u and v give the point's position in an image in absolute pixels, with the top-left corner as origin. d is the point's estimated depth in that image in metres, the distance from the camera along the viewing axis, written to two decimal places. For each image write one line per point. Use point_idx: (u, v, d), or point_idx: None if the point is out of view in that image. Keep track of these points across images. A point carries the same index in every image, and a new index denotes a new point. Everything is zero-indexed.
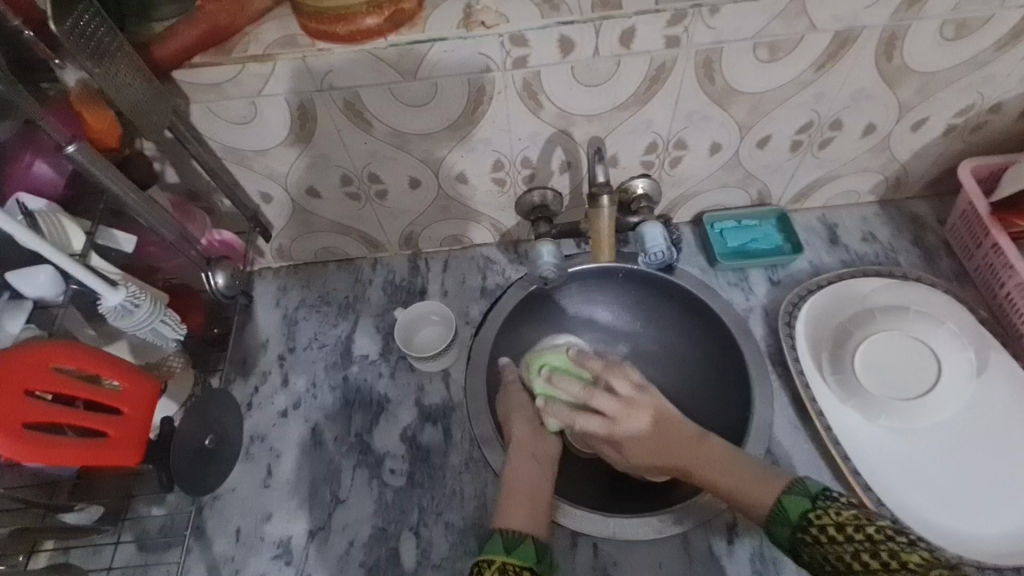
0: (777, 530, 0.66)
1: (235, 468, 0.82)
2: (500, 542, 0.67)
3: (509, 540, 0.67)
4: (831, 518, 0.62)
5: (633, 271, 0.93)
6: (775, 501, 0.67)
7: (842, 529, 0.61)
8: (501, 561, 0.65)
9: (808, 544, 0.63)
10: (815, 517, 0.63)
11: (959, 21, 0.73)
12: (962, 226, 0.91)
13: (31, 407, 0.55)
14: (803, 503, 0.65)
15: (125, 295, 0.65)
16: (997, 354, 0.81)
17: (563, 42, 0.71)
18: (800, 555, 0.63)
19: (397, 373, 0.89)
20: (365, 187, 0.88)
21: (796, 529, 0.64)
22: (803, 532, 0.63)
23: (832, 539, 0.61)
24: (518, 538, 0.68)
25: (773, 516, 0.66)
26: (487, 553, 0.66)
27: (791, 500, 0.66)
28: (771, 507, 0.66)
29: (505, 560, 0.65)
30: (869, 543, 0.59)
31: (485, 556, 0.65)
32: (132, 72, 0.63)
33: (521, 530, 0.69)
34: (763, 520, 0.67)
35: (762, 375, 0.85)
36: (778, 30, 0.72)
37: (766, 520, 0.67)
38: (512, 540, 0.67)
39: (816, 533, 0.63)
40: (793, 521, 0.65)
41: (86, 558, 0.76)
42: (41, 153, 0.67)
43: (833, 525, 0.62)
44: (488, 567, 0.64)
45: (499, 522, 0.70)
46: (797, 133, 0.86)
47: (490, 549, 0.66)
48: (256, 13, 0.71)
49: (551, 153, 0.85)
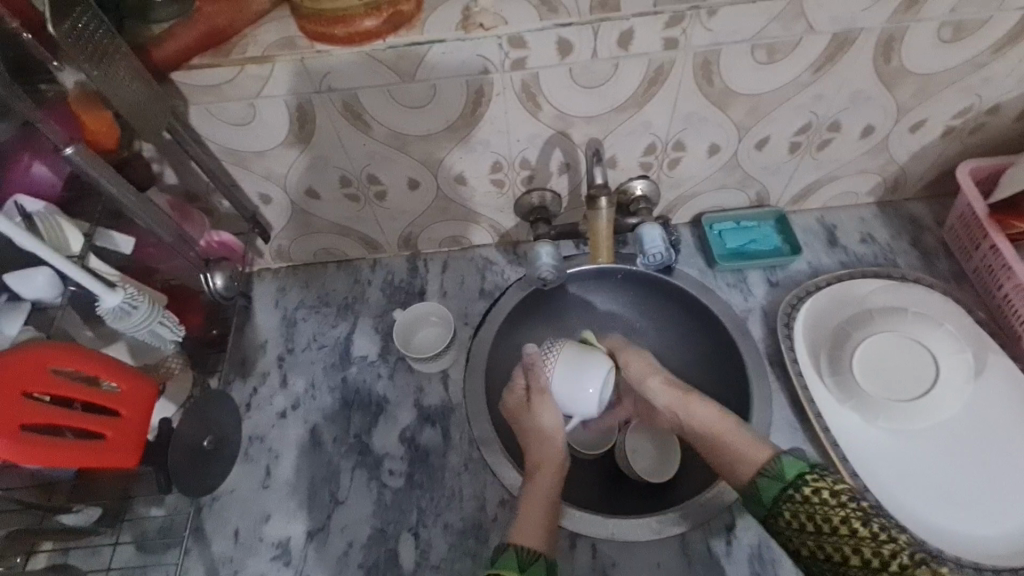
0: (766, 484, 0.66)
1: (234, 469, 0.82)
2: (513, 558, 0.66)
3: (524, 557, 0.66)
4: (827, 484, 0.64)
5: (632, 272, 0.94)
6: (771, 459, 0.67)
7: (837, 495, 0.62)
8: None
9: (797, 502, 0.64)
10: (811, 479, 0.64)
11: (957, 22, 0.73)
12: (961, 228, 0.91)
13: (29, 408, 0.55)
14: (800, 465, 0.66)
15: (124, 297, 0.65)
16: (995, 356, 0.81)
17: (561, 43, 0.71)
18: (781, 511, 0.65)
19: (396, 374, 0.89)
20: (364, 189, 0.88)
21: (786, 487, 0.65)
22: (795, 491, 0.64)
23: (825, 502, 0.62)
24: (532, 556, 0.66)
25: (766, 471, 0.67)
26: (500, 566, 0.65)
27: (788, 460, 0.67)
28: (764, 464, 0.67)
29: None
30: (860, 512, 0.61)
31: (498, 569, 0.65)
32: (131, 75, 0.63)
33: (534, 551, 0.67)
34: (755, 473, 0.67)
35: (760, 377, 0.85)
36: (777, 32, 0.72)
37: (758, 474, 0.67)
38: (527, 558, 0.66)
39: (808, 493, 0.64)
40: (787, 479, 0.65)
41: (86, 559, 0.76)
42: (39, 155, 0.67)
43: (827, 490, 0.63)
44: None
45: (513, 538, 0.69)
46: (795, 134, 0.86)
47: (503, 562, 0.65)
48: (255, 15, 0.71)
49: (549, 154, 0.85)
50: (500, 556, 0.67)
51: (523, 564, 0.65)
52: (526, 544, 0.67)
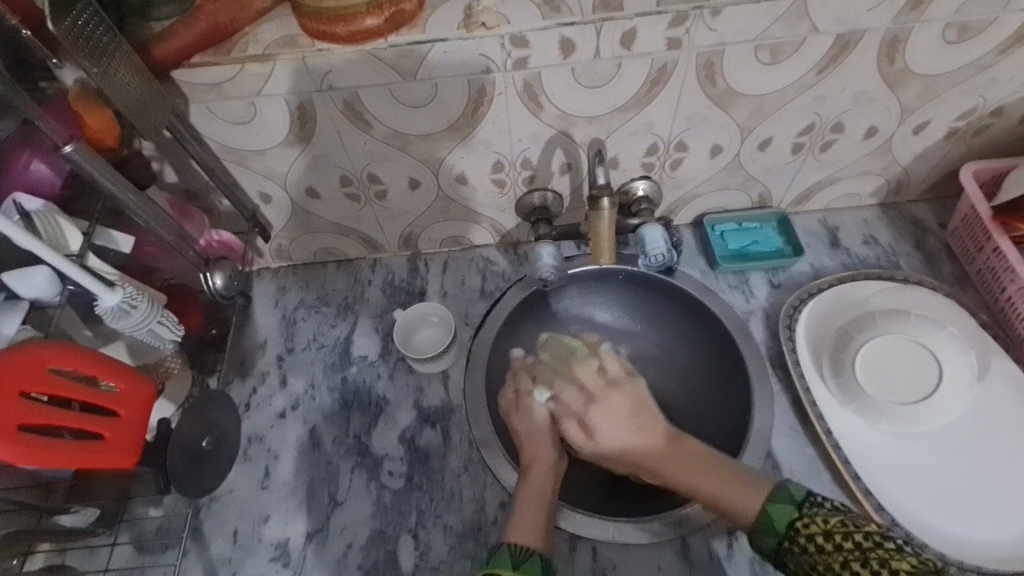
0: (762, 539, 0.64)
1: (233, 470, 0.82)
2: (508, 557, 0.65)
3: (517, 555, 0.66)
4: (818, 526, 0.61)
5: (633, 272, 0.93)
6: (760, 512, 0.66)
7: (831, 538, 0.60)
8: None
9: (797, 554, 0.62)
10: (802, 526, 0.62)
11: (963, 23, 0.73)
12: (964, 230, 0.91)
13: (26, 408, 0.55)
14: (788, 511, 0.64)
15: (123, 296, 0.65)
16: (998, 359, 0.81)
17: (563, 42, 0.70)
18: (787, 562, 0.63)
19: (396, 374, 0.89)
20: (365, 188, 0.87)
21: (782, 539, 0.63)
22: (790, 542, 0.63)
23: (821, 549, 0.60)
24: (526, 553, 0.66)
25: (757, 526, 0.65)
26: (493, 567, 0.65)
27: (775, 509, 0.65)
28: (754, 519, 0.66)
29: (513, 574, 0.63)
30: (858, 550, 0.58)
31: (492, 569, 0.64)
32: (133, 73, 0.63)
33: (529, 547, 0.67)
34: (749, 529, 0.66)
35: (762, 379, 0.85)
36: (780, 33, 0.72)
37: (751, 529, 0.66)
38: (519, 555, 0.66)
39: (804, 542, 0.62)
40: (779, 530, 0.63)
41: (81, 560, 0.76)
42: (39, 153, 0.67)
43: (821, 534, 0.61)
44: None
45: (509, 537, 0.69)
46: (798, 135, 0.85)
47: (497, 562, 0.65)
48: (256, 13, 0.71)
49: (551, 154, 0.85)
50: (493, 556, 0.66)
51: (515, 563, 0.65)
52: (520, 541, 0.67)
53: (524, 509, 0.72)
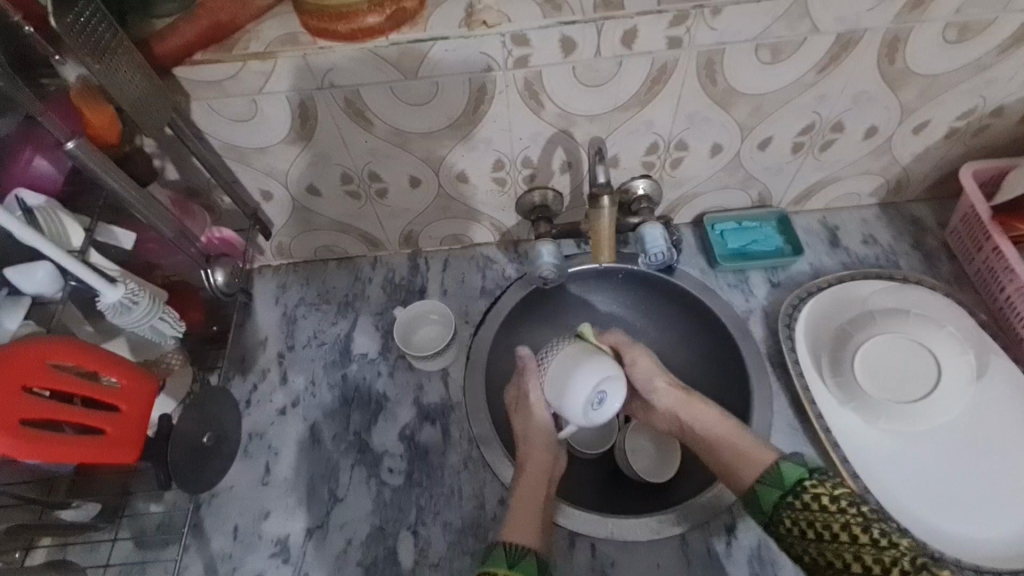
0: (766, 491, 0.67)
1: (234, 466, 0.82)
2: (502, 556, 0.66)
3: (512, 554, 0.67)
4: (826, 489, 0.64)
5: (634, 271, 0.93)
6: (771, 465, 0.68)
7: (836, 501, 0.63)
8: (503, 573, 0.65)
9: (797, 509, 0.65)
10: (810, 485, 0.65)
11: (963, 23, 0.73)
12: (964, 230, 0.91)
13: (28, 403, 0.55)
14: (799, 471, 0.66)
15: (124, 292, 0.65)
16: (996, 358, 0.81)
17: (564, 41, 0.70)
18: (782, 518, 0.66)
19: (396, 371, 0.89)
20: (365, 186, 0.87)
21: (786, 493, 0.66)
22: (794, 497, 0.65)
23: (824, 508, 0.63)
24: (521, 552, 0.67)
25: (764, 479, 0.68)
26: (489, 565, 0.66)
27: (787, 466, 0.67)
28: (763, 469, 0.68)
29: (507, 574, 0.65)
30: (861, 518, 0.61)
31: (487, 568, 0.66)
32: (134, 70, 0.63)
33: (525, 545, 0.68)
34: (754, 481, 0.69)
35: (761, 378, 0.85)
36: (781, 32, 0.72)
37: (756, 480, 0.69)
38: (515, 555, 0.67)
39: (807, 499, 0.64)
40: (785, 485, 0.66)
41: (83, 555, 0.76)
42: (41, 150, 0.66)
43: (827, 495, 0.63)
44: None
45: (504, 535, 0.69)
46: (798, 135, 0.86)
47: (493, 560, 0.66)
48: (257, 11, 0.70)
49: (551, 153, 0.85)
50: (489, 554, 0.68)
51: (510, 564, 0.66)
52: (516, 539, 0.68)
53: (520, 506, 0.73)
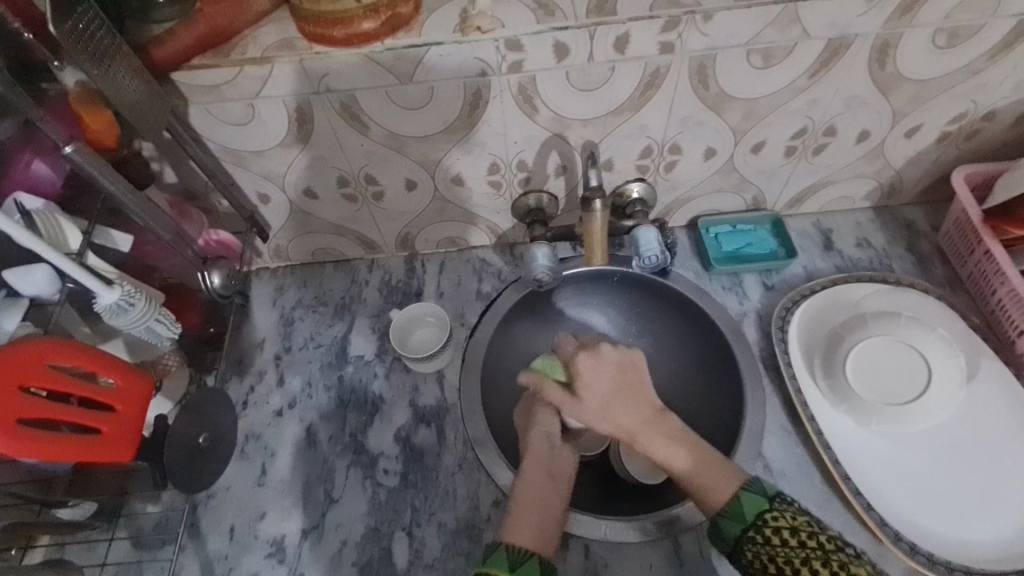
0: (728, 524, 0.67)
1: (230, 467, 0.83)
2: (504, 558, 0.66)
3: (513, 555, 0.67)
4: (786, 521, 0.64)
5: (628, 274, 0.94)
6: (732, 496, 0.68)
7: (797, 534, 0.63)
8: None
9: (759, 543, 0.65)
10: (770, 518, 0.65)
11: (952, 29, 0.74)
12: (956, 233, 0.91)
13: (25, 403, 0.55)
14: (759, 501, 0.67)
15: (121, 294, 0.66)
16: (987, 361, 0.81)
17: (557, 46, 0.71)
18: (744, 551, 0.66)
19: (392, 373, 0.90)
20: (362, 189, 0.88)
21: (748, 527, 0.66)
22: (755, 532, 0.65)
23: (785, 543, 0.63)
24: (523, 555, 0.67)
25: (727, 510, 0.68)
26: (490, 566, 0.66)
27: (747, 497, 0.67)
28: (726, 501, 0.68)
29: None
30: (820, 551, 0.62)
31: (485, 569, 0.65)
32: (130, 74, 0.64)
33: (526, 549, 0.67)
34: (717, 513, 0.68)
35: (755, 380, 0.85)
36: (772, 37, 0.72)
37: (717, 513, 0.68)
38: (516, 557, 0.66)
39: (768, 533, 0.65)
40: (748, 519, 0.66)
41: (82, 554, 0.77)
42: (40, 153, 0.67)
43: (787, 529, 0.64)
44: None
45: (505, 538, 0.69)
46: (791, 139, 0.86)
47: (492, 563, 0.66)
48: (255, 16, 0.72)
49: (546, 156, 0.85)
50: (489, 556, 0.68)
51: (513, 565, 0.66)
52: (517, 543, 0.68)
53: (519, 507, 0.73)
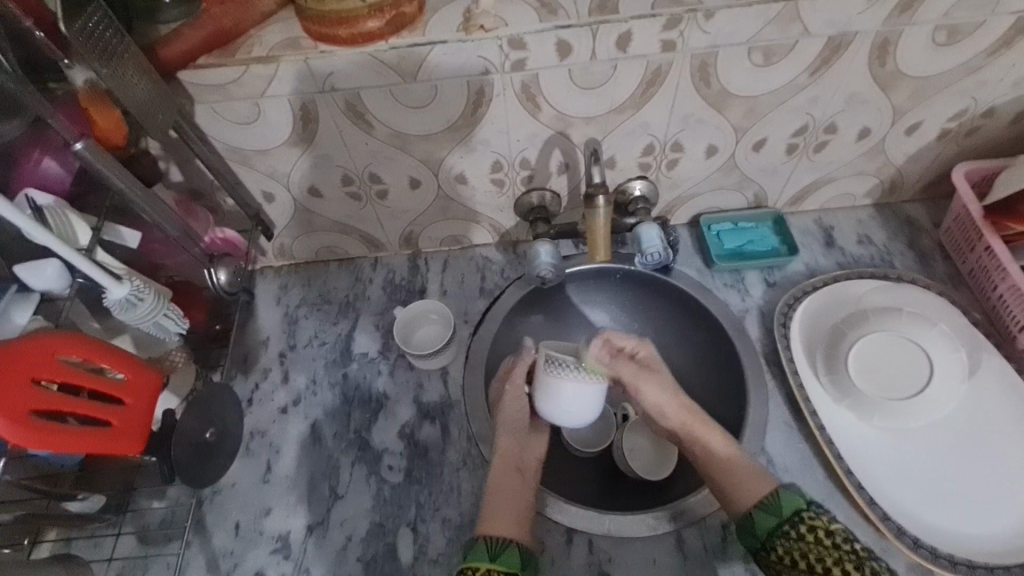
0: (763, 518, 0.69)
1: (235, 463, 0.83)
2: (485, 551, 0.69)
3: (494, 548, 0.69)
4: (821, 523, 0.68)
5: (630, 271, 0.95)
6: (770, 493, 0.71)
7: (831, 536, 0.67)
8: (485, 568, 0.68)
9: (792, 539, 0.68)
10: (807, 517, 0.68)
11: (951, 26, 0.74)
12: (957, 229, 0.92)
13: (39, 394, 0.56)
14: (797, 501, 0.70)
15: (130, 289, 0.66)
16: (989, 356, 0.82)
17: (560, 45, 0.72)
18: (775, 546, 0.68)
19: (396, 371, 0.90)
20: (366, 187, 0.89)
21: (783, 522, 0.69)
22: (791, 527, 0.68)
23: (818, 541, 0.67)
24: (502, 545, 0.69)
25: (763, 504, 0.70)
26: (472, 560, 0.69)
27: (786, 497, 0.70)
28: (763, 495, 0.70)
29: (490, 567, 0.68)
30: (852, 555, 0.66)
31: (470, 564, 0.69)
32: (139, 73, 0.65)
33: (505, 537, 0.70)
34: (752, 506, 0.70)
35: (757, 377, 0.86)
36: (773, 35, 0.73)
37: (753, 506, 0.70)
38: (497, 548, 0.69)
39: (804, 531, 0.68)
40: (784, 514, 0.69)
41: (88, 550, 0.77)
42: (49, 151, 0.68)
43: (823, 529, 0.67)
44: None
45: (485, 529, 0.71)
46: (792, 136, 0.87)
47: (475, 557, 0.69)
48: (261, 16, 0.73)
49: (549, 154, 0.86)
50: (472, 550, 0.70)
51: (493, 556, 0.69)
52: (495, 534, 0.70)
53: (495, 498, 0.74)
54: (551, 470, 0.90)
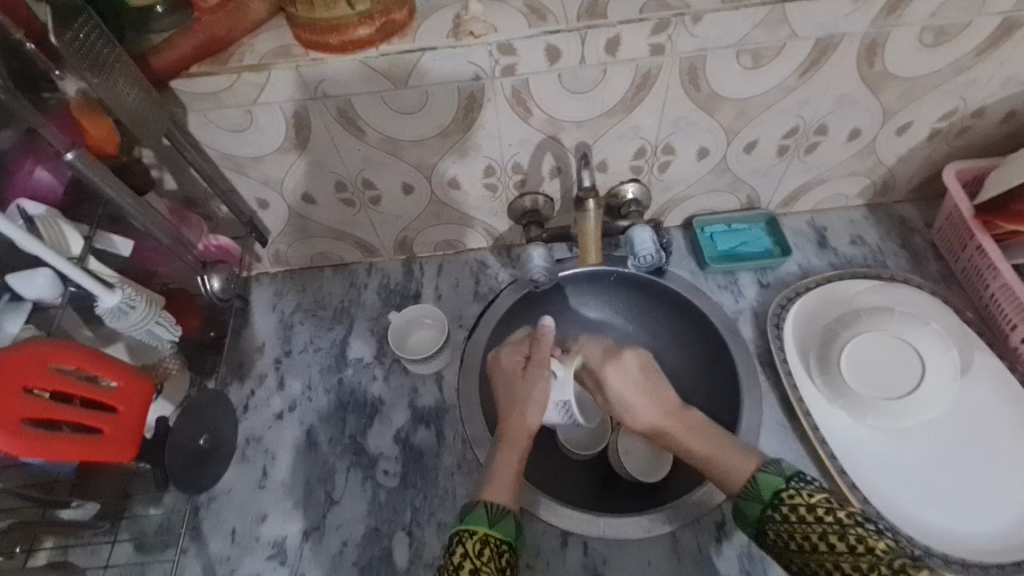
0: (748, 506, 0.67)
1: (231, 469, 0.84)
2: (483, 515, 0.67)
3: (492, 513, 0.68)
4: (802, 499, 0.64)
5: (624, 274, 0.95)
6: (750, 478, 0.68)
7: (813, 511, 0.63)
8: (484, 532, 0.66)
9: (778, 521, 0.64)
10: (787, 497, 0.65)
11: (939, 27, 0.75)
12: (949, 228, 0.92)
13: (28, 403, 0.56)
14: (776, 481, 0.66)
15: (122, 297, 0.67)
16: (981, 354, 0.82)
17: (549, 50, 0.72)
18: (767, 531, 0.65)
19: (391, 375, 0.90)
20: (360, 193, 0.89)
21: (765, 507, 0.66)
22: (773, 510, 0.65)
23: (801, 519, 0.63)
24: (501, 512, 0.68)
25: (745, 492, 0.67)
26: (469, 523, 0.67)
27: (764, 478, 0.67)
28: (744, 483, 0.68)
29: (489, 532, 0.66)
30: (837, 525, 0.61)
31: (467, 526, 0.66)
32: (130, 83, 0.65)
33: (504, 505, 0.69)
34: (736, 496, 0.68)
35: (751, 378, 0.86)
36: (761, 38, 0.74)
37: (738, 496, 0.68)
38: (495, 513, 0.68)
39: (786, 511, 0.64)
40: (765, 498, 0.66)
41: (85, 557, 0.77)
42: (41, 160, 0.69)
43: (804, 505, 0.63)
44: (469, 539, 0.65)
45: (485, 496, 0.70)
46: (783, 137, 0.87)
47: (472, 519, 0.67)
48: (253, 25, 0.74)
49: (541, 159, 0.87)
50: (469, 512, 0.68)
51: (491, 523, 0.67)
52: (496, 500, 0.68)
53: None
54: (547, 473, 0.91)
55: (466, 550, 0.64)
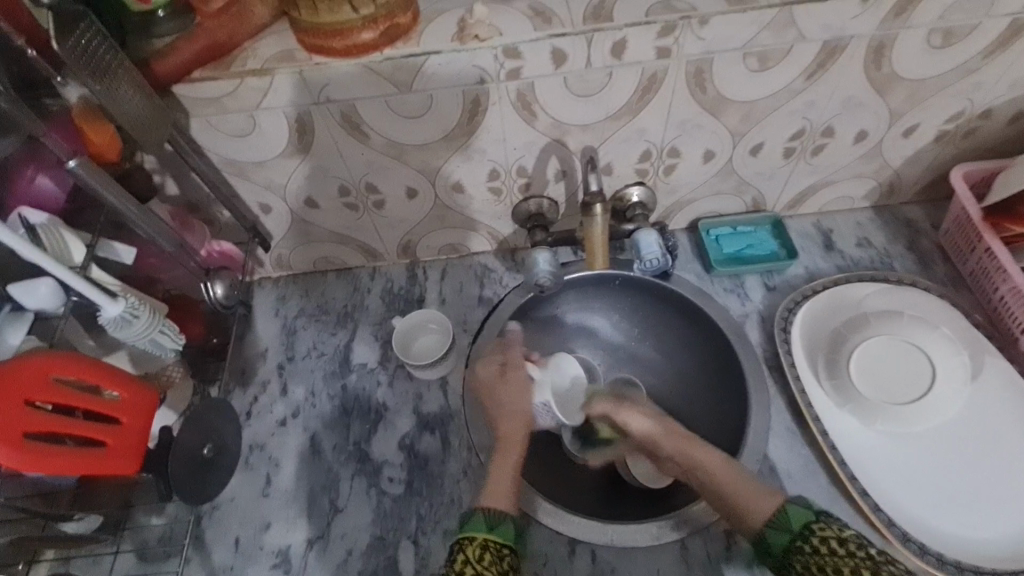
0: (775, 535, 0.65)
1: (234, 477, 0.83)
2: (481, 521, 0.67)
3: (491, 517, 0.68)
4: (833, 532, 0.62)
5: (630, 278, 0.94)
6: (777, 509, 0.66)
7: (845, 545, 0.61)
8: (483, 537, 0.66)
9: (807, 553, 0.63)
10: (817, 528, 0.63)
11: (947, 29, 0.74)
12: (956, 229, 0.92)
13: (32, 416, 0.56)
14: (805, 513, 0.65)
15: (125, 306, 0.66)
16: (992, 358, 0.82)
17: (555, 53, 0.72)
18: (793, 564, 0.63)
19: (395, 381, 0.90)
20: (363, 198, 0.89)
21: (795, 538, 0.64)
22: (803, 541, 0.63)
23: (832, 552, 0.61)
24: (500, 516, 0.68)
25: (772, 521, 0.66)
26: (467, 530, 0.67)
27: (794, 509, 0.66)
28: (772, 511, 0.66)
29: (487, 537, 0.66)
30: (870, 561, 0.60)
31: (466, 534, 0.66)
32: (133, 88, 0.65)
33: (504, 511, 0.69)
34: (761, 525, 0.66)
35: (758, 382, 0.85)
36: (768, 40, 0.73)
37: (764, 523, 0.66)
38: (492, 518, 0.68)
39: (817, 543, 0.62)
40: (794, 529, 0.64)
41: (86, 568, 0.77)
42: (42, 168, 0.68)
43: (834, 538, 0.62)
44: (470, 544, 0.65)
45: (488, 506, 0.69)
46: (790, 140, 0.86)
47: (472, 526, 0.67)
48: (255, 29, 0.73)
49: (546, 163, 0.86)
50: (468, 520, 0.68)
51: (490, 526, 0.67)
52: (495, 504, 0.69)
53: None
54: (553, 479, 0.90)
55: (466, 557, 0.64)
